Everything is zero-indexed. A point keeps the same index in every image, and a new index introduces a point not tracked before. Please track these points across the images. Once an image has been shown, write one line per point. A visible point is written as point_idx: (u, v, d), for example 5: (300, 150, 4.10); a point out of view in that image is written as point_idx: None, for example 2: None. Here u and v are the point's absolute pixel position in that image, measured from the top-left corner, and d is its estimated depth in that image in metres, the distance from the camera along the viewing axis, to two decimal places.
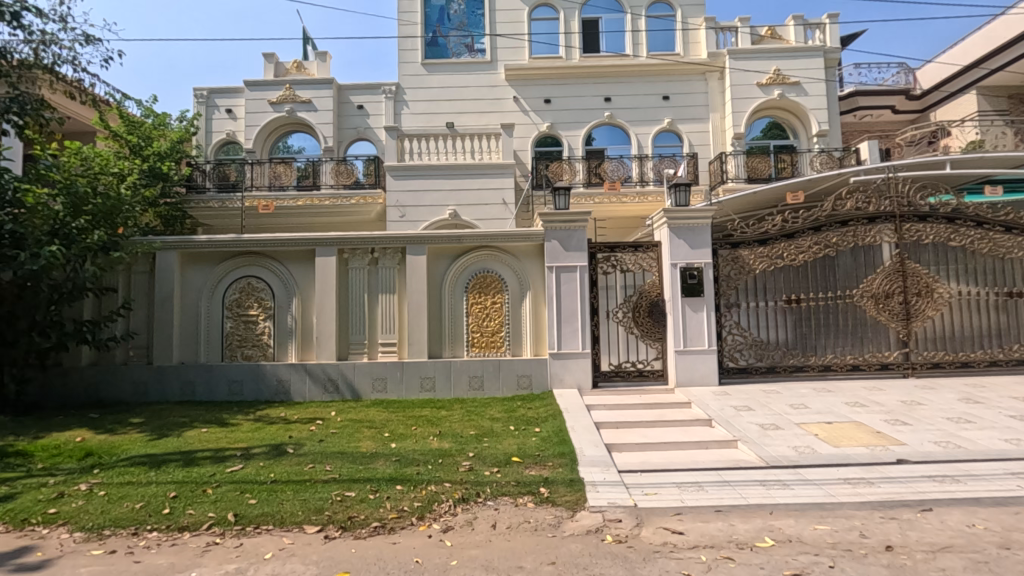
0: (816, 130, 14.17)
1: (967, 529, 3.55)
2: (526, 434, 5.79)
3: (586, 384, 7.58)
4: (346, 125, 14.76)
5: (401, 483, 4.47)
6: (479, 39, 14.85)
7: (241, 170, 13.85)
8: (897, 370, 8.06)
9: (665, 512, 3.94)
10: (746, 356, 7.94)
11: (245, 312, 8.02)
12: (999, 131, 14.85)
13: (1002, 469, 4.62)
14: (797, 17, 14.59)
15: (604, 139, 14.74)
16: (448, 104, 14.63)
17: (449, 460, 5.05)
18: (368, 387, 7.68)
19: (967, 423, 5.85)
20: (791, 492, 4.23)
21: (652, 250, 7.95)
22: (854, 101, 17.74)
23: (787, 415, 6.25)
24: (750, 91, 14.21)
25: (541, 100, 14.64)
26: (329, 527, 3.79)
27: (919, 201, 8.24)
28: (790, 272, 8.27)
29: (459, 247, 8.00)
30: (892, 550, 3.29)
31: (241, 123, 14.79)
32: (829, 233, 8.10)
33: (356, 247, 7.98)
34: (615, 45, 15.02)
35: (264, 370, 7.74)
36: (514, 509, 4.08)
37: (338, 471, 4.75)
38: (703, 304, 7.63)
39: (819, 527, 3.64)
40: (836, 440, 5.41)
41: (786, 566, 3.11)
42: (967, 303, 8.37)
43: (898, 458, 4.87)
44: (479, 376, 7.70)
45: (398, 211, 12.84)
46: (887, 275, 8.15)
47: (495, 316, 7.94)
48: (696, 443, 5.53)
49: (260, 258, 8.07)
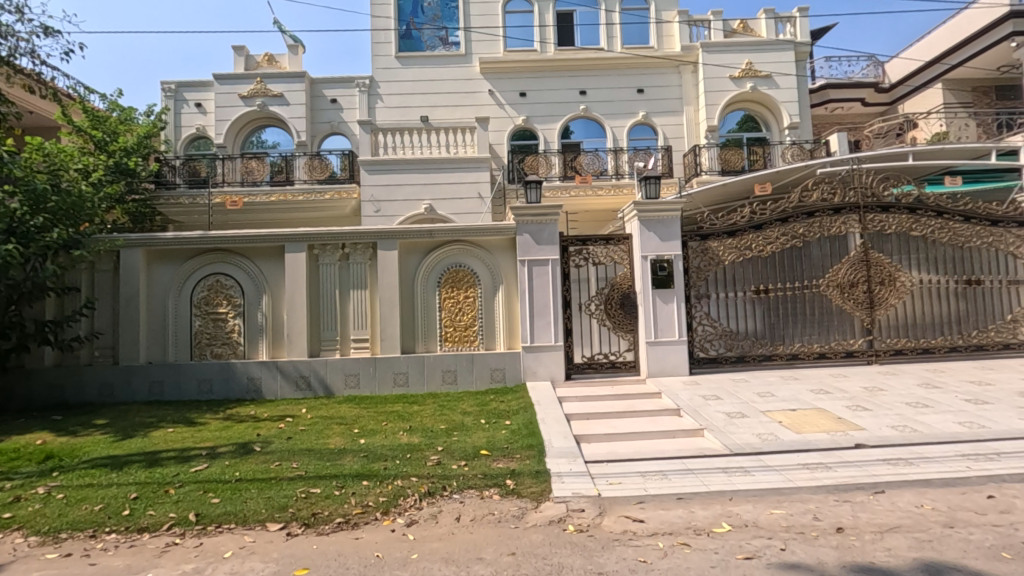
0: (787, 122, 14.35)
1: (916, 509, 3.66)
2: (497, 428, 5.81)
3: (559, 375, 7.63)
4: (320, 119, 14.58)
5: (368, 478, 4.47)
6: (453, 32, 14.74)
7: (211, 166, 13.73)
8: (862, 358, 8.25)
9: (628, 501, 4.00)
10: (715, 347, 8.07)
11: (214, 310, 7.91)
12: (963, 123, 15.24)
13: (953, 451, 4.78)
14: (768, 10, 14.76)
15: (581, 131, 14.77)
16: (423, 98, 14.52)
17: (417, 454, 5.06)
18: (340, 383, 7.65)
19: (924, 407, 6.03)
20: (751, 478, 4.32)
21: (624, 243, 8.02)
22: (825, 93, 18.01)
23: (753, 404, 6.36)
24: (722, 84, 14.36)
25: (517, 93, 14.58)
26: (292, 524, 3.77)
27: (882, 192, 8.40)
28: (758, 263, 8.39)
29: (430, 241, 7.96)
30: (842, 531, 3.38)
31: (211, 117, 14.50)
32: (796, 224, 8.23)
33: (326, 243, 7.89)
34: (590, 39, 15.06)
35: (234, 368, 7.65)
36: (479, 502, 4.10)
37: (305, 468, 4.73)
38: (673, 295, 7.71)
39: (775, 511, 3.72)
40: (799, 427, 5.52)
41: (739, 550, 3.18)
42: (928, 291, 8.57)
43: (857, 443, 5.01)
44: (453, 370, 7.70)
45: (373, 205, 12.73)
46: (851, 264, 8.31)
47: (467, 311, 7.94)
48: (663, 433, 5.62)
49: (229, 255, 7.95)
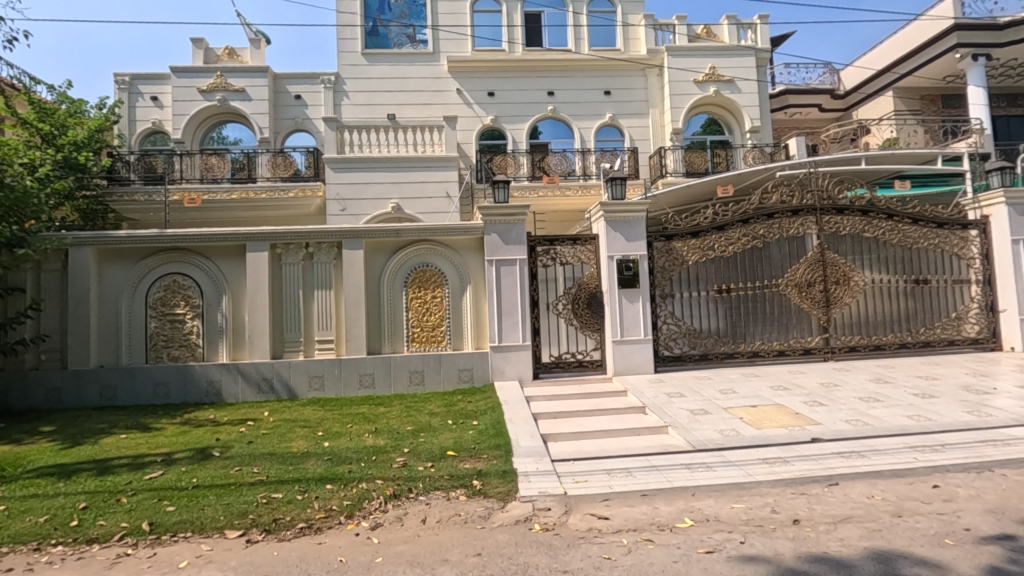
0: (749, 126, 14.74)
1: (867, 500, 3.81)
2: (464, 428, 5.79)
3: (527, 375, 7.66)
4: (283, 116, 14.25)
5: (332, 482, 4.39)
6: (421, 30, 14.63)
7: (169, 162, 13.27)
8: (818, 354, 8.53)
9: (594, 498, 4.04)
10: (680, 345, 8.23)
11: (170, 311, 7.64)
12: (912, 129, 15.94)
13: (902, 443, 4.99)
14: (730, 16, 15.13)
15: (549, 132, 14.85)
16: (391, 95, 14.35)
17: (383, 456, 4.99)
18: (304, 385, 7.49)
19: (876, 402, 6.29)
20: (713, 473, 4.43)
21: (591, 243, 8.09)
22: (784, 99, 18.59)
23: (716, 400, 6.52)
24: (687, 88, 14.64)
25: (485, 93, 14.56)
26: (252, 531, 3.67)
27: (837, 195, 8.71)
28: (721, 263, 8.58)
29: (397, 240, 7.87)
30: (798, 523, 3.49)
31: (168, 111, 14.00)
32: (756, 225, 8.47)
33: (290, 242, 7.70)
34: (557, 40, 15.14)
35: (192, 371, 7.40)
36: (446, 503, 4.08)
37: (266, 473, 4.62)
38: (638, 295, 7.84)
39: (735, 505, 3.81)
40: (759, 422, 5.67)
41: (700, 545, 3.25)
42: (880, 290, 8.93)
43: (813, 437, 5.18)
44: (420, 371, 7.62)
45: (339, 204, 12.52)
46: (809, 264, 8.59)
47: (435, 311, 7.89)
48: (628, 430, 5.70)
49: (187, 255, 7.68)
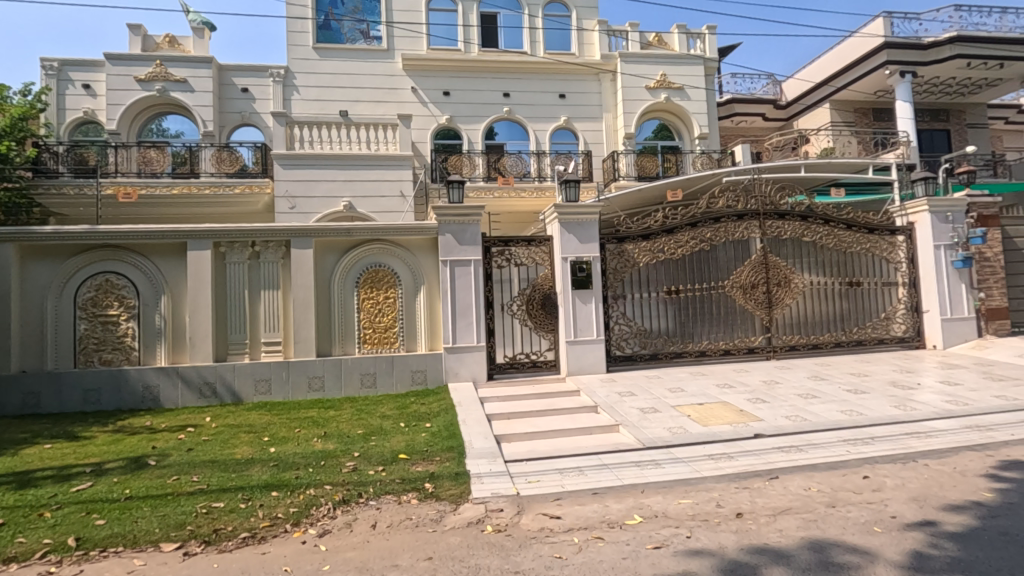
0: (697, 132, 15.22)
1: (804, 492, 3.99)
2: (416, 430, 5.72)
3: (481, 376, 7.64)
4: (229, 109, 13.70)
5: (277, 489, 4.24)
6: (375, 26, 14.38)
7: (102, 154, 12.52)
8: (761, 353, 8.90)
9: (546, 498, 4.06)
10: (631, 345, 8.42)
11: (102, 312, 7.20)
12: (847, 140, 16.86)
13: (836, 437, 5.27)
14: (680, 26, 15.58)
15: (504, 133, 14.87)
16: (343, 92, 14.04)
17: (332, 461, 4.87)
18: (249, 389, 7.21)
19: (813, 398, 6.61)
20: (661, 470, 4.54)
21: (545, 244, 8.17)
22: (730, 107, 19.32)
23: (665, 399, 6.69)
24: (639, 94, 14.98)
25: (440, 92, 14.44)
26: (190, 543, 3.49)
27: (779, 201, 9.12)
28: (670, 265, 8.81)
29: (349, 240, 7.70)
30: (741, 516, 3.62)
31: (102, 100, 13.22)
32: (703, 229, 8.76)
33: (235, 241, 7.41)
34: (513, 42, 15.19)
35: (127, 375, 7.00)
36: (397, 507, 4.01)
37: (207, 481, 4.41)
38: (591, 296, 7.97)
39: (682, 501, 3.92)
40: (705, 420, 5.86)
41: (649, 541, 3.32)
42: (817, 292, 9.39)
43: (755, 433, 5.39)
44: (372, 373, 7.48)
45: (288, 201, 12.12)
46: (752, 267, 8.95)
47: (387, 312, 7.75)
48: (581, 430, 5.77)
49: (121, 253, 7.26)
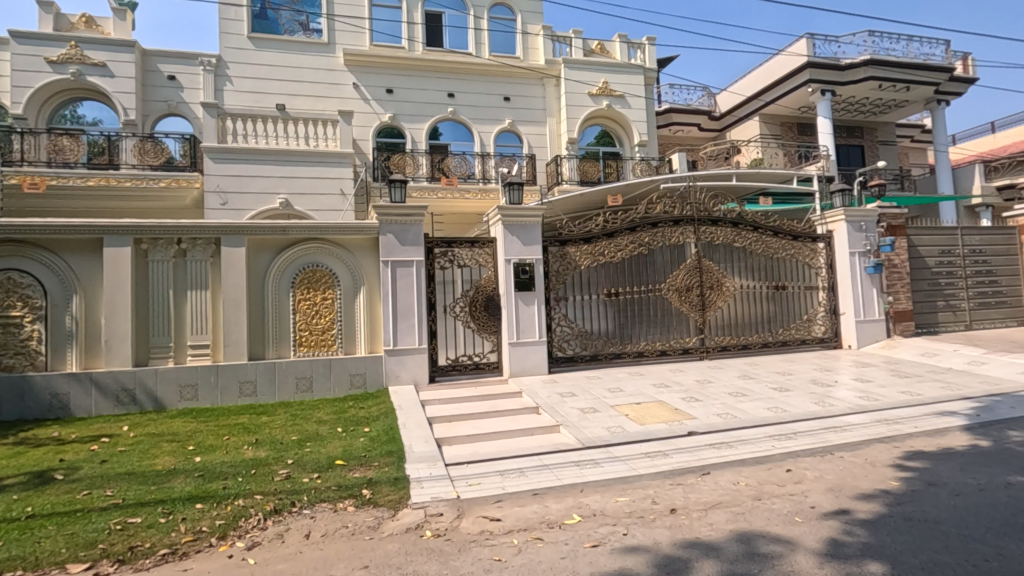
0: (637, 140, 15.68)
1: (733, 486, 4.18)
2: (354, 435, 5.56)
3: (423, 379, 7.53)
4: (153, 97, 12.86)
5: (202, 501, 4.00)
6: (315, 18, 13.95)
7: (5, 140, 11.46)
8: (695, 354, 9.26)
9: (486, 501, 4.05)
10: (572, 346, 8.56)
11: (3, 313, 6.58)
12: (774, 152, 17.87)
13: (763, 433, 5.55)
14: (622, 35, 16.02)
15: (449, 134, 14.76)
16: (280, 84, 13.50)
17: (264, 469, 4.65)
18: (173, 396, 6.80)
19: (742, 396, 6.95)
20: (600, 469, 4.63)
21: (488, 246, 8.18)
22: (668, 117, 20.05)
23: (604, 399, 6.83)
24: (582, 100, 15.27)
25: (383, 89, 14.17)
26: (102, 563, 3.22)
27: (713, 208, 9.53)
28: (611, 268, 9.02)
29: (284, 238, 7.40)
30: (675, 512, 3.74)
31: (6, 82, 12.09)
32: (642, 233, 9.03)
33: (158, 237, 6.95)
34: (458, 42, 15.12)
35: (32, 383, 6.42)
36: (332, 515, 3.87)
37: (122, 495, 4.10)
38: (534, 298, 8.04)
39: (619, 499, 4.01)
40: (642, 418, 6.03)
41: (586, 539, 3.37)
42: (746, 295, 9.89)
43: (689, 430, 5.60)
44: (308, 377, 7.22)
45: (219, 197, 11.52)
46: (687, 270, 9.30)
47: (325, 314, 7.51)
48: (522, 431, 5.80)
49: (26, 249, 6.65)
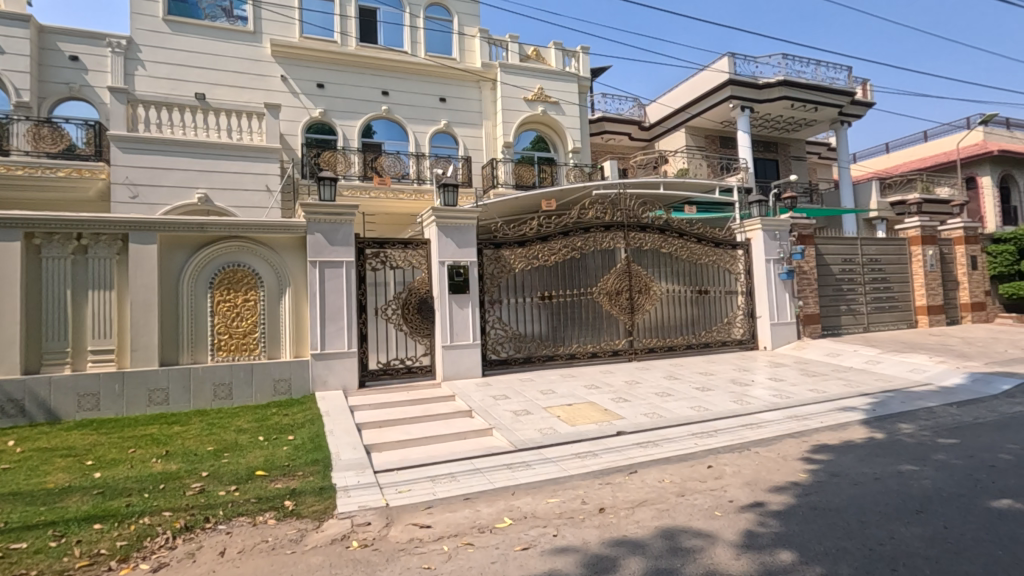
0: (571, 146, 16.02)
1: (659, 483, 4.33)
2: (277, 444, 5.29)
3: (352, 384, 7.29)
4: (51, 79, 11.69)
5: (102, 521, 3.66)
6: (240, 5, 13.24)
7: None
8: (624, 355, 9.54)
9: (416, 507, 3.96)
10: (505, 349, 8.59)
11: None
12: (699, 163, 18.80)
13: (686, 431, 5.80)
14: (557, 43, 16.31)
15: (383, 132, 14.44)
16: (201, 72, 12.71)
17: (174, 484, 4.32)
18: (70, 406, 6.19)
19: (667, 396, 7.23)
20: (532, 471, 4.65)
21: (422, 247, 8.06)
22: (601, 125, 20.62)
23: (537, 400, 6.90)
24: (518, 104, 15.41)
25: (313, 83, 13.65)
26: None
27: (642, 215, 9.87)
28: (544, 271, 9.13)
29: (201, 236, 6.95)
30: (604, 511, 3.82)
31: None
32: (574, 238, 9.21)
33: (54, 232, 6.32)
34: (394, 39, 14.84)
35: None
36: (251, 530, 3.66)
37: (4, 519, 3.67)
38: (468, 300, 7.98)
39: (550, 500, 4.05)
40: (573, 419, 6.14)
41: (517, 542, 3.37)
42: (672, 299, 10.32)
43: (618, 430, 5.75)
44: (227, 384, 6.80)
45: (128, 189, 10.66)
46: (617, 275, 9.58)
47: (247, 316, 7.12)
48: (454, 435, 5.74)
49: None
